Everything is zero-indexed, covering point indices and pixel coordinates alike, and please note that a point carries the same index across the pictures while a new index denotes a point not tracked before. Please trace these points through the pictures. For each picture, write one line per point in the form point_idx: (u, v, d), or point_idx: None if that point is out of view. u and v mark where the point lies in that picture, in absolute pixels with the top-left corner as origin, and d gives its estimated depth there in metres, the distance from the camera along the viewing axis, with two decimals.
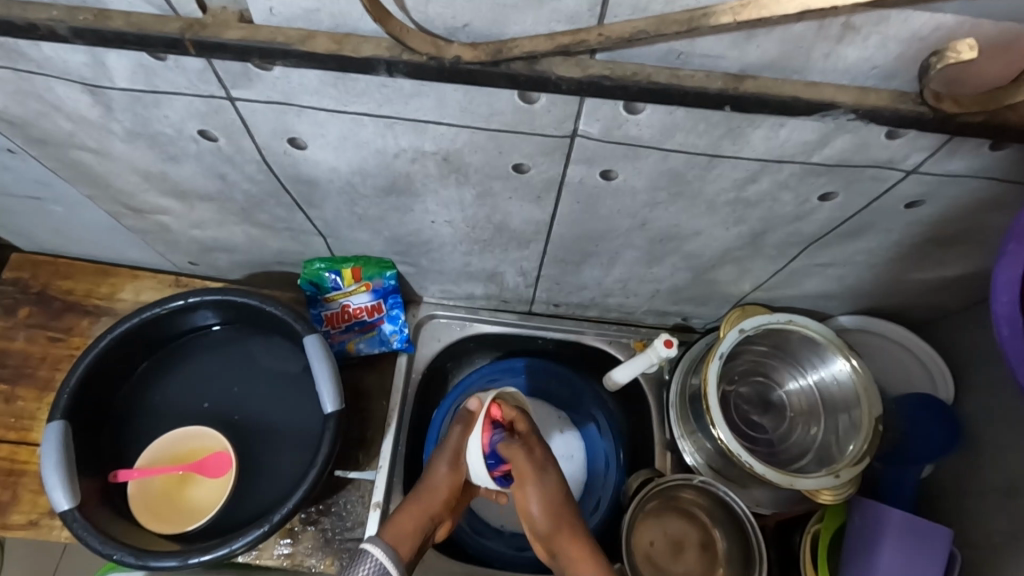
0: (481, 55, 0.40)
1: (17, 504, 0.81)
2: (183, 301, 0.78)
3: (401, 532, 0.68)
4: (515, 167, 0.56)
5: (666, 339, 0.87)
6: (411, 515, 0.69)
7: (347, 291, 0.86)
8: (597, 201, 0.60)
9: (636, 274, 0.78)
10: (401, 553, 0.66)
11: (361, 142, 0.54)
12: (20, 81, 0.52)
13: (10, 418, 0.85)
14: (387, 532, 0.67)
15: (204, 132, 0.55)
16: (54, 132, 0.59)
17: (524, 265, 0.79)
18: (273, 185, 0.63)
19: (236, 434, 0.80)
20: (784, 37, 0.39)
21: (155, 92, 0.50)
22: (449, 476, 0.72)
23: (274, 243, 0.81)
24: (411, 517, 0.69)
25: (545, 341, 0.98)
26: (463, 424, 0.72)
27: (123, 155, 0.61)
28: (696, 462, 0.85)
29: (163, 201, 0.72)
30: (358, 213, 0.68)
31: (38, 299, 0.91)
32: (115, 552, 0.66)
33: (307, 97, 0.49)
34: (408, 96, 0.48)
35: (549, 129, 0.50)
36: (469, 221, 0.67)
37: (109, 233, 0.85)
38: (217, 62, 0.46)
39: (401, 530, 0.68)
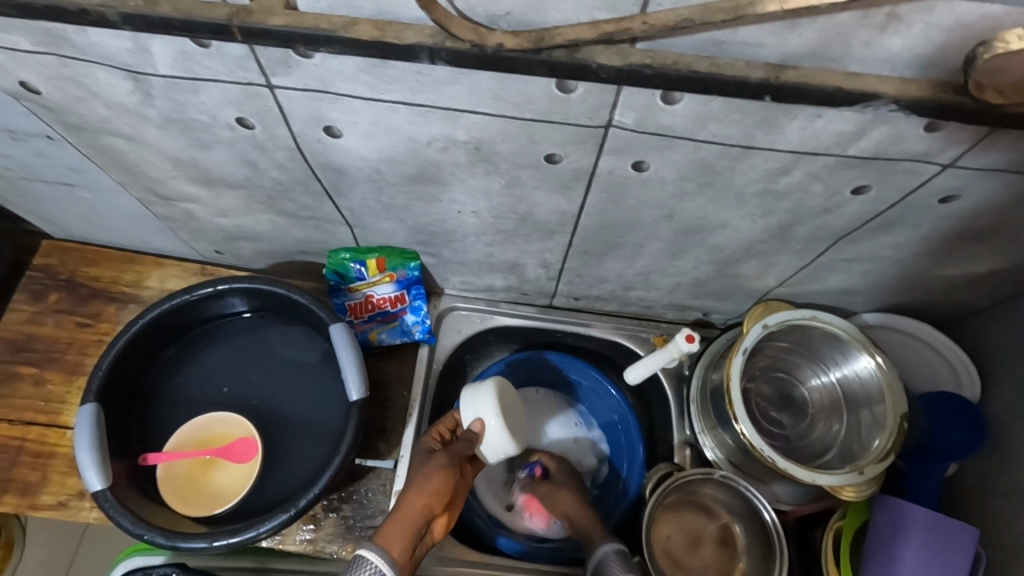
0: (521, 42, 0.40)
1: (46, 485, 0.83)
2: (211, 288, 0.79)
3: (394, 535, 0.64)
4: (545, 157, 0.56)
5: (688, 334, 0.87)
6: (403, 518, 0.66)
7: (370, 281, 0.87)
8: (625, 193, 0.60)
9: (660, 267, 0.78)
10: (399, 559, 0.63)
11: (394, 130, 0.54)
12: (63, 67, 0.53)
13: (40, 401, 0.87)
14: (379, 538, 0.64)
15: (240, 119, 0.56)
16: (91, 119, 0.60)
17: (547, 257, 0.79)
18: (304, 173, 0.64)
19: (261, 420, 0.81)
20: (827, 26, 0.39)
21: (195, 78, 0.51)
22: (444, 484, 0.70)
23: (300, 232, 0.82)
24: (405, 525, 0.65)
25: (564, 334, 0.99)
26: (469, 439, 0.72)
27: (158, 142, 0.62)
28: (716, 457, 0.85)
29: (193, 188, 0.73)
30: (386, 202, 0.68)
31: (68, 286, 0.93)
32: (145, 532, 0.68)
33: (345, 84, 0.49)
34: (445, 83, 0.48)
35: (583, 119, 0.50)
36: (495, 211, 0.67)
37: (137, 221, 0.86)
38: (258, 49, 0.47)
39: (395, 532, 0.64)
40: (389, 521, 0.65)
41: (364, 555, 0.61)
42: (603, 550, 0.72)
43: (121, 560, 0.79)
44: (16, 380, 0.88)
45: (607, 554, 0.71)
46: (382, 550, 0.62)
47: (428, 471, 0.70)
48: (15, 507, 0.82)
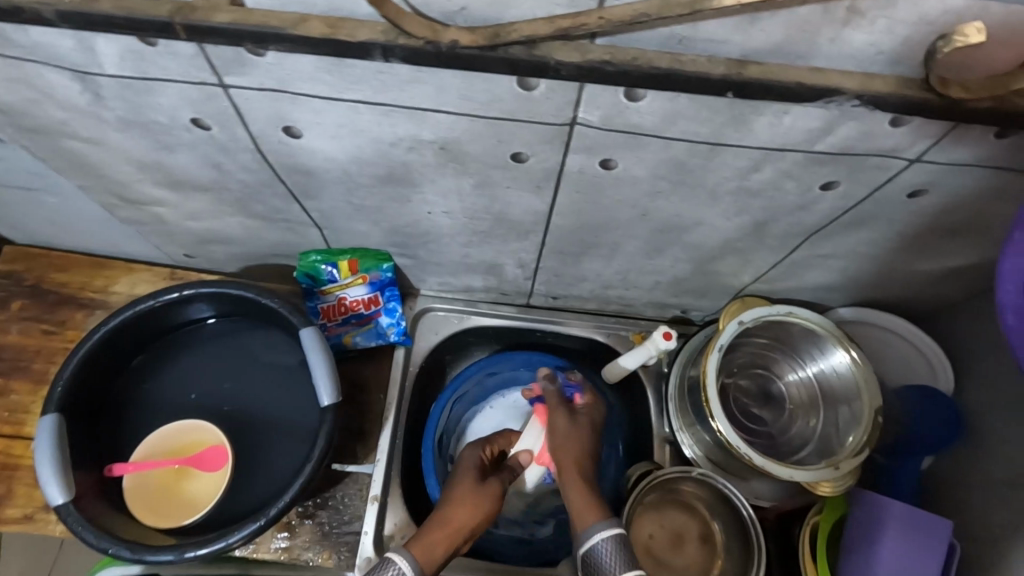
0: (478, 39, 0.39)
1: (12, 498, 0.81)
2: (178, 293, 0.77)
3: (432, 543, 0.64)
4: (513, 156, 0.55)
5: (666, 331, 0.87)
6: (441, 533, 0.65)
7: (344, 284, 0.85)
8: (597, 192, 0.60)
9: (637, 265, 0.77)
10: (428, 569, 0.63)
11: (358, 130, 0.53)
12: (9, 68, 0.51)
13: (5, 412, 0.85)
14: (415, 547, 0.63)
15: (197, 120, 0.54)
16: (45, 122, 0.58)
17: (523, 257, 0.78)
18: (269, 174, 0.62)
19: (232, 427, 0.80)
20: (789, 21, 0.38)
21: (146, 78, 0.49)
22: (486, 512, 0.70)
23: (271, 235, 0.81)
24: (445, 539, 0.65)
25: (543, 334, 0.98)
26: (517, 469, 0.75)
27: (116, 144, 0.60)
28: (694, 455, 0.85)
29: (157, 191, 0.71)
30: (356, 203, 0.67)
31: (33, 293, 0.90)
32: (110, 546, 0.66)
33: (303, 83, 0.48)
34: (406, 81, 0.46)
35: (549, 117, 0.49)
36: (468, 211, 0.66)
37: (103, 225, 0.84)
38: (209, 48, 0.45)
39: (433, 541, 0.64)
40: (433, 529, 0.66)
41: (399, 556, 0.61)
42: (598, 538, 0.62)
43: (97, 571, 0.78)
44: None
45: (601, 545, 0.62)
46: (415, 556, 0.62)
47: (478, 493, 0.70)
48: None
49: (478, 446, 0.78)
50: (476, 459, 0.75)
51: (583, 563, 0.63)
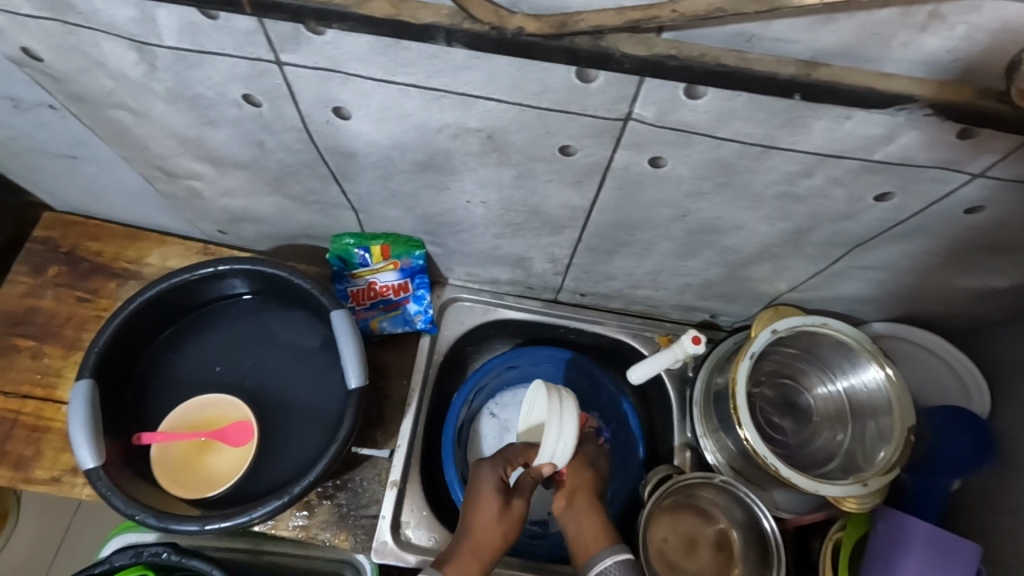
0: (544, 27, 0.38)
1: (40, 459, 0.82)
2: (212, 269, 0.78)
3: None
4: (560, 150, 0.54)
5: (694, 335, 0.87)
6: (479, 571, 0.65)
7: (374, 268, 0.86)
8: (640, 189, 0.59)
9: (671, 267, 0.76)
10: None
11: (406, 115, 0.52)
12: (66, 35, 0.51)
13: (36, 374, 0.86)
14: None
15: (247, 96, 0.54)
16: (94, 90, 0.58)
17: (555, 252, 0.78)
18: (310, 155, 0.62)
19: (257, 404, 0.80)
20: (864, 23, 0.37)
21: (200, 52, 0.49)
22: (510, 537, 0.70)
23: (305, 216, 0.81)
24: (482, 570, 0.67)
25: (568, 330, 0.98)
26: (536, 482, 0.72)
27: (163, 118, 0.61)
28: (717, 461, 0.84)
29: (198, 166, 0.71)
30: (393, 188, 0.67)
31: (68, 259, 0.93)
32: (136, 512, 0.67)
33: (356, 65, 0.47)
34: (461, 68, 0.46)
35: (601, 111, 0.48)
36: (505, 203, 0.66)
37: (140, 197, 0.85)
38: (268, 23, 0.45)
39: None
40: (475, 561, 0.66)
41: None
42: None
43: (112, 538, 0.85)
44: (13, 353, 0.87)
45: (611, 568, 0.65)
46: None
47: (514, 518, 0.70)
48: (8, 480, 0.81)
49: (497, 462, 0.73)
50: (497, 475, 0.71)
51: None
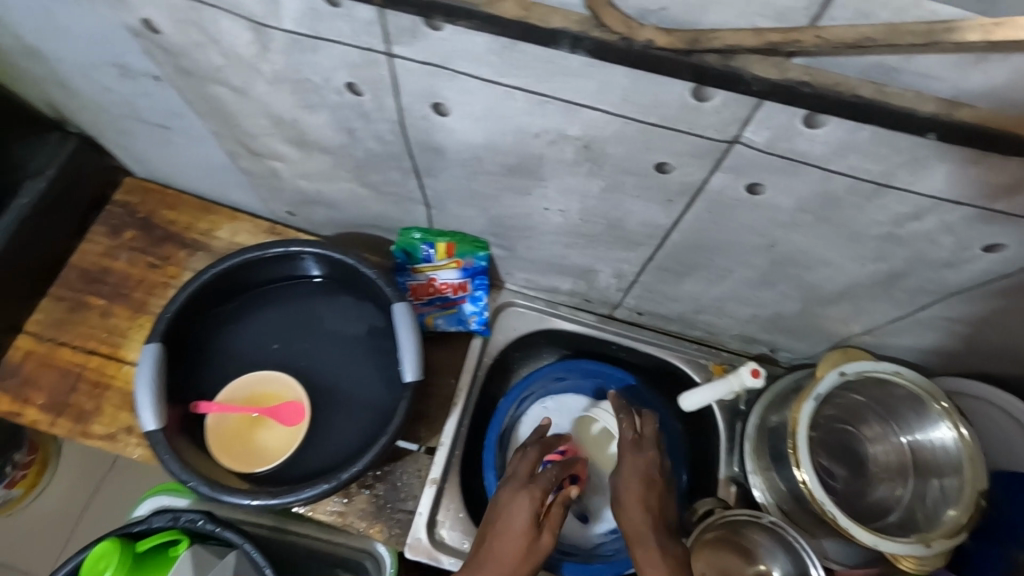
0: (675, 42, 0.37)
1: (99, 415, 0.84)
2: (284, 249, 0.79)
3: None
4: (656, 167, 0.53)
5: (753, 368, 0.85)
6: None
7: (436, 265, 0.86)
8: (729, 214, 0.57)
9: (742, 296, 0.74)
10: None
11: (506, 118, 0.52)
12: (190, 11, 0.52)
13: (103, 332, 0.89)
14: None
15: (351, 85, 0.54)
16: (202, 65, 0.60)
17: (623, 267, 0.77)
18: (400, 147, 0.63)
19: (311, 386, 0.81)
20: (1020, 67, 0.35)
21: (316, 37, 0.50)
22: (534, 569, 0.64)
23: (377, 207, 0.82)
24: None
25: (619, 347, 0.97)
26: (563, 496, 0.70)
27: (263, 98, 0.62)
28: (765, 500, 0.82)
29: (284, 147, 0.73)
30: (474, 188, 0.67)
31: (144, 225, 0.96)
32: (190, 479, 0.68)
33: (467, 63, 0.48)
34: (573, 75, 0.45)
35: (710, 131, 0.47)
36: (585, 214, 0.65)
37: (220, 172, 0.87)
38: (389, 15, 0.45)
39: None
40: None
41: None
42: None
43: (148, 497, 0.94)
44: (85, 309, 0.90)
45: None
46: None
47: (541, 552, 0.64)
48: (68, 431, 0.84)
49: (531, 489, 0.69)
50: (533, 508, 0.67)
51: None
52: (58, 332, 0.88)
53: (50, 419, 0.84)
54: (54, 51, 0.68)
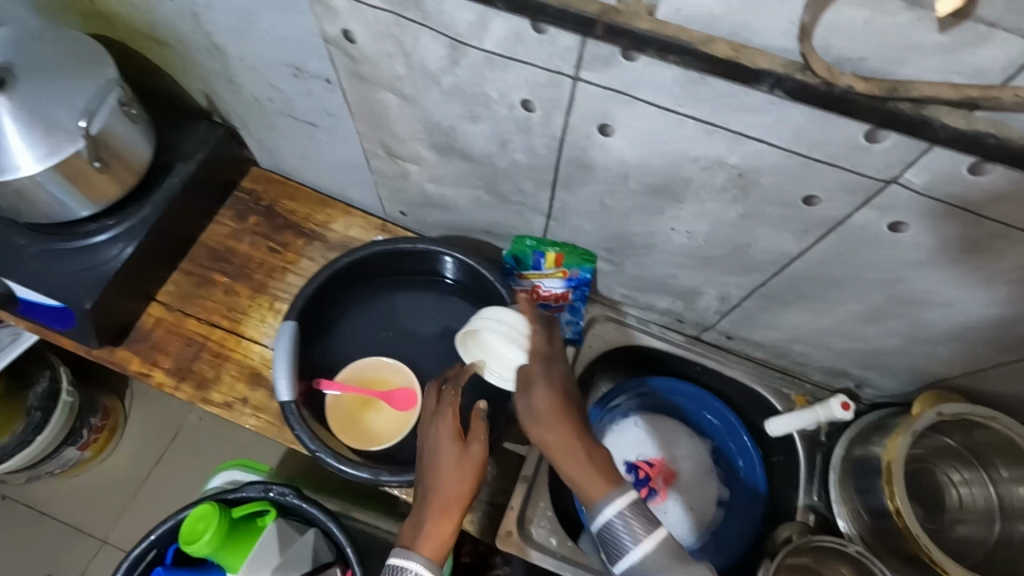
0: (874, 89, 0.42)
1: (218, 384, 0.91)
2: (411, 245, 0.85)
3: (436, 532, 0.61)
4: (803, 199, 0.58)
5: (844, 402, 0.87)
6: (446, 532, 0.61)
7: (543, 273, 0.90)
8: (861, 248, 0.61)
9: (846, 328, 0.77)
10: (436, 556, 0.60)
11: (669, 142, 0.57)
12: (394, 26, 0.59)
13: (225, 308, 0.96)
14: (427, 550, 0.60)
15: (526, 102, 0.60)
16: (382, 73, 0.66)
17: (730, 291, 0.80)
18: (548, 161, 0.69)
19: (421, 376, 0.86)
20: None
21: (510, 58, 0.56)
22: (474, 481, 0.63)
23: (496, 213, 0.87)
24: (446, 524, 0.61)
25: (702, 369, 1.00)
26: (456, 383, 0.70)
27: (429, 106, 0.68)
28: (848, 529, 0.84)
29: (426, 151, 0.79)
30: (608, 204, 0.72)
31: (267, 212, 1.03)
32: (320, 451, 0.74)
33: (649, 91, 0.53)
34: (751, 110, 0.50)
35: (871, 170, 0.51)
36: (711, 237, 0.70)
37: (349, 169, 0.94)
38: (590, 44, 0.51)
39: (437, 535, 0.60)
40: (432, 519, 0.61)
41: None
42: (636, 559, 0.56)
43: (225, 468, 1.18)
44: (210, 285, 0.97)
45: (618, 519, 0.57)
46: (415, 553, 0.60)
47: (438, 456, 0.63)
48: (190, 396, 0.90)
49: (441, 413, 0.66)
50: (452, 430, 0.64)
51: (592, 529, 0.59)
52: (185, 304, 0.95)
53: (175, 383, 0.90)
54: (237, 49, 0.76)
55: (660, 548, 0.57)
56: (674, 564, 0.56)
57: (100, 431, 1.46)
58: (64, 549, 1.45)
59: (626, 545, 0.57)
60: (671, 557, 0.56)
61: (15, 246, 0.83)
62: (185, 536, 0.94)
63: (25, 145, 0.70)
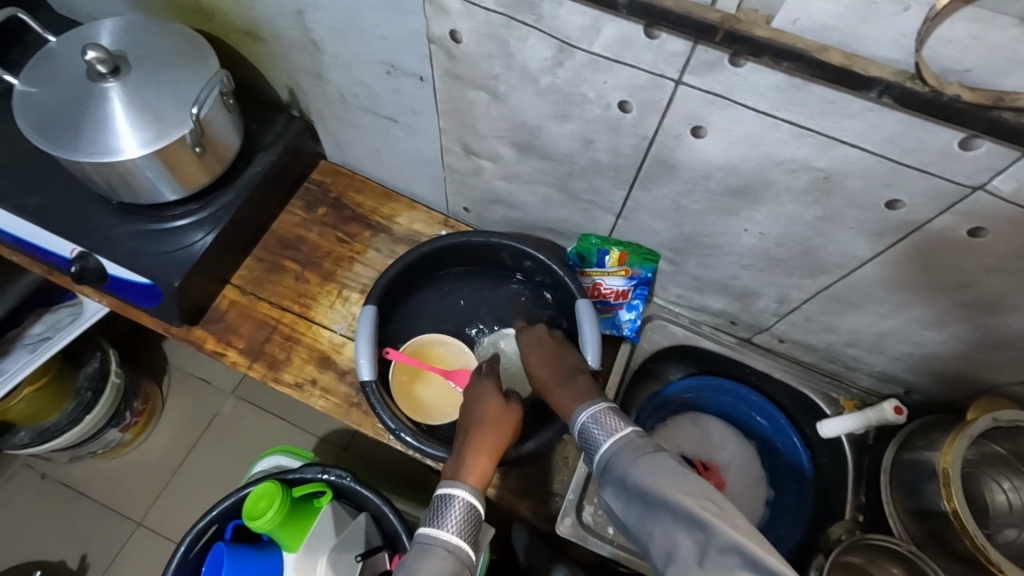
0: (979, 98, 0.45)
1: (289, 364, 0.94)
2: (483, 239, 0.90)
3: (479, 466, 0.70)
4: (885, 203, 0.61)
5: (897, 406, 0.88)
6: (484, 467, 0.70)
7: (605, 271, 0.93)
8: (936, 252, 0.64)
9: (906, 332, 0.80)
10: (479, 485, 0.68)
11: (760, 145, 0.61)
12: (503, 28, 0.63)
13: (296, 293, 0.99)
14: (469, 480, 0.68)
15: (623, 103, 0.64)
16: (480, 72, 0.70)
17: (792, 293, 0.83)
18: (631, 161, 0.72)
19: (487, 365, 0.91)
20: None
21: (615, 60, 0.60)
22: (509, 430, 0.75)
23: (565, 211, 0.91)
24: (486, 459, 0.71)
25: (751, 371, 1.02)
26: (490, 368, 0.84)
27: (521, 105, 0.72)
28: (896, 527, 0.85)
29: (506, 149, 0.82)
30: (684, 204, 0.75)
31: (335, 203, 1.07)
32: (399, 429, 0.78)
33: (750, 96, 0.56)
34: (849, 116, 0.54)
35: (959, 177, 0.55)
36: (784, 238, 0.73)
37: (420, 165, 0.98)
38: (699, 50, 0.54)
39: (478, 466, 0.69)
40: (477, 453, 0.71)
41: (463, 503, 0.66)
42: (610, 449, 0.64)
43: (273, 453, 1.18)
44: (281, 271, 1.01)
45: (592, 420, 0.67)
46: (464, 485, 0.67)
47: (480, 409, 0.76)
48: (261, 376, 0.93)
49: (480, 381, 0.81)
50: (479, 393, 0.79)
51: (579, 439, 0.69)
52: (258, 288, 0.99)
53: (248, 362, 0.94)
54: (333, 46, 0.80)
55: (628, 440, 0.64)
56: (635, 449, 0.63)
57: (141, 415, 1.45)
58: (99, 533, 1.41)
59: (599, 438, 0.66)
60: (636, 445, 0.64)
61: (107, 225, 0.87)
62: (248, 513, 0.95)
63: (132, 130, 0.74)
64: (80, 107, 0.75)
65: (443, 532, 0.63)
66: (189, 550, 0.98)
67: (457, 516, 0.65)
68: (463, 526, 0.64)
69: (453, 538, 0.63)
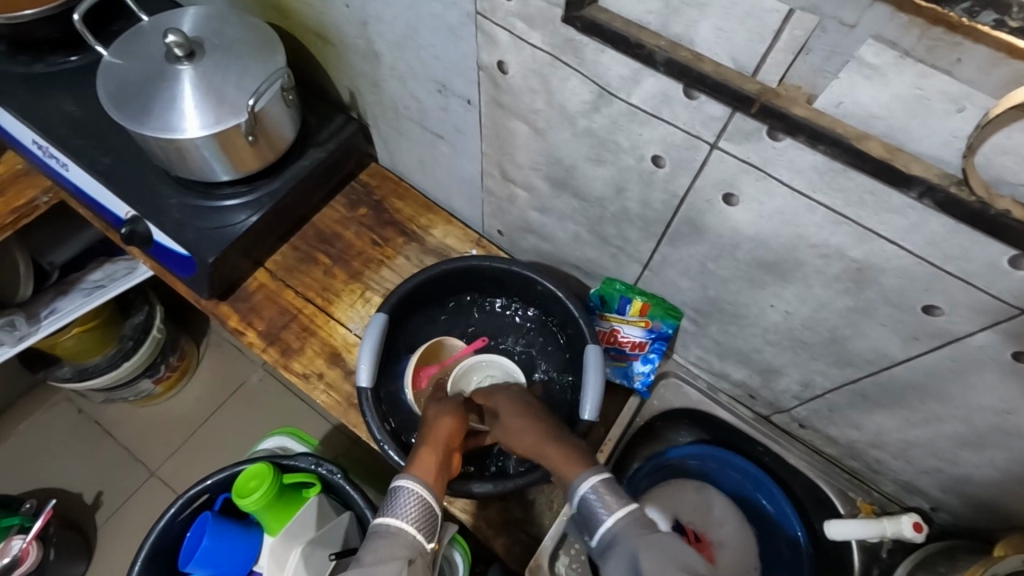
0: None
1: (301, 354, 0.97)
2: (506, 266, 0.89)
3: (427, 462, 0.68)
4: (922, 307, 0.56)
5: (916, 522, 0.81)
6: (432, 458, 0.69)
7: (625, 319, 0.90)
8: (976, 370, 0.59)
9: (936, 446, 0.73)
10: (431, 476, 0.66)
11: (792, 223, 0.58)
12: (547, 66, 0.62)
13: (321, 286, 1.02)
14: (416, 471, 0.66)
15: (656, 157, 0.63)
16: (522, 105, 0.71)
17: (815, 379, 0.78)
18: (660, 216, 0.70)
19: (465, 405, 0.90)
20: None
21: (652, 115, 0.58)
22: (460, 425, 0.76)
23: (592, 252, 0.89)
24: (433, 453, 0.69)
25: (764, 451, 0.96)
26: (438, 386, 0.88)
27: (558, 143, 0.72)
28: None
29: (541, 182, 0.82)
30: (710, 267, 0.72)
31: (376, 206, 1.09)
32: (384, 441, 0.78)
33: (786, 172, 0.54)
34: (889, 210, 0.50)
35: (1006, 295, 0.50)
36: (811, 322, 0.69)
37: (461, 182, 0.99)
38: (737, 118, 0.52)
39: (425, 462, 0.68)
40: (421, 450, 0.70)
41: (414, 493, 0.63)
42: (614, 525, 0.57)
43: (274, 434, 1.21)
44: (312, 263, 1.03)
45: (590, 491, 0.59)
46: (413, 476, 0.65)
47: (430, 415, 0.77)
48: (273, 360, 0.96)
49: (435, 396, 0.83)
50: (436, 400, 0.81)
51: (574, 511, 0.61)
52: (288, 275, 1.02)
53: (263, 345, 0.97)
54: (392, 59, 0.82)
55: (634, 516, 0.57)
56: (643, 525, 0.56)
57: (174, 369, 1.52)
58: (115, 474, 1.49)
59: (601, 516, 0.58)
60: (642, 522, 0.57)
61: (162, 194, 0.92)
62: (238, 489, 0.98)
63: (196, 111, 0.79)
64: (154, 84, 0.80)
65: (394, 519, 0.61)
66: (179, 512, 1.01)
67: (407, 508, 0.62)
68: (414, 516, 0.62)
69: (405, 526, 0.61)
